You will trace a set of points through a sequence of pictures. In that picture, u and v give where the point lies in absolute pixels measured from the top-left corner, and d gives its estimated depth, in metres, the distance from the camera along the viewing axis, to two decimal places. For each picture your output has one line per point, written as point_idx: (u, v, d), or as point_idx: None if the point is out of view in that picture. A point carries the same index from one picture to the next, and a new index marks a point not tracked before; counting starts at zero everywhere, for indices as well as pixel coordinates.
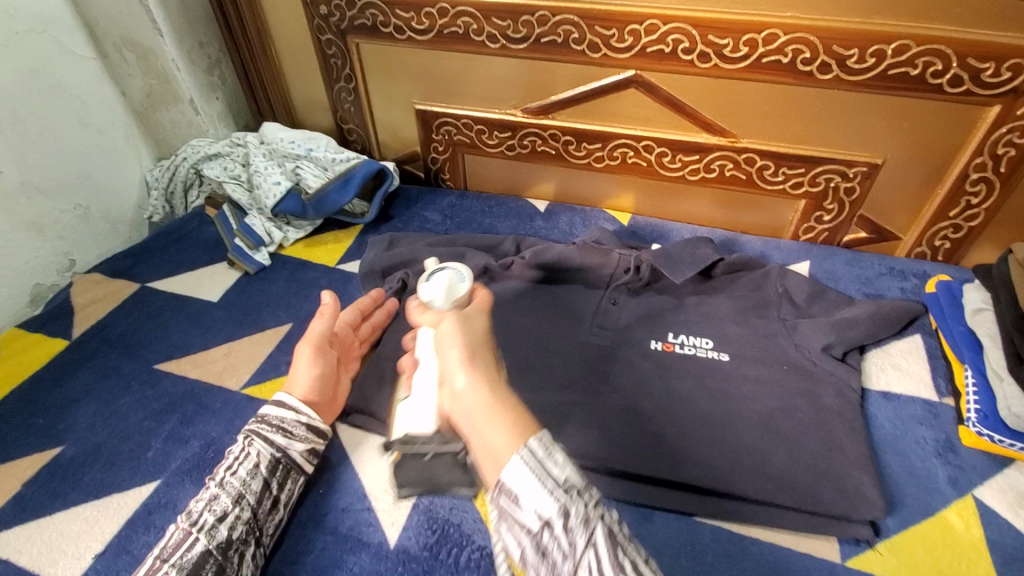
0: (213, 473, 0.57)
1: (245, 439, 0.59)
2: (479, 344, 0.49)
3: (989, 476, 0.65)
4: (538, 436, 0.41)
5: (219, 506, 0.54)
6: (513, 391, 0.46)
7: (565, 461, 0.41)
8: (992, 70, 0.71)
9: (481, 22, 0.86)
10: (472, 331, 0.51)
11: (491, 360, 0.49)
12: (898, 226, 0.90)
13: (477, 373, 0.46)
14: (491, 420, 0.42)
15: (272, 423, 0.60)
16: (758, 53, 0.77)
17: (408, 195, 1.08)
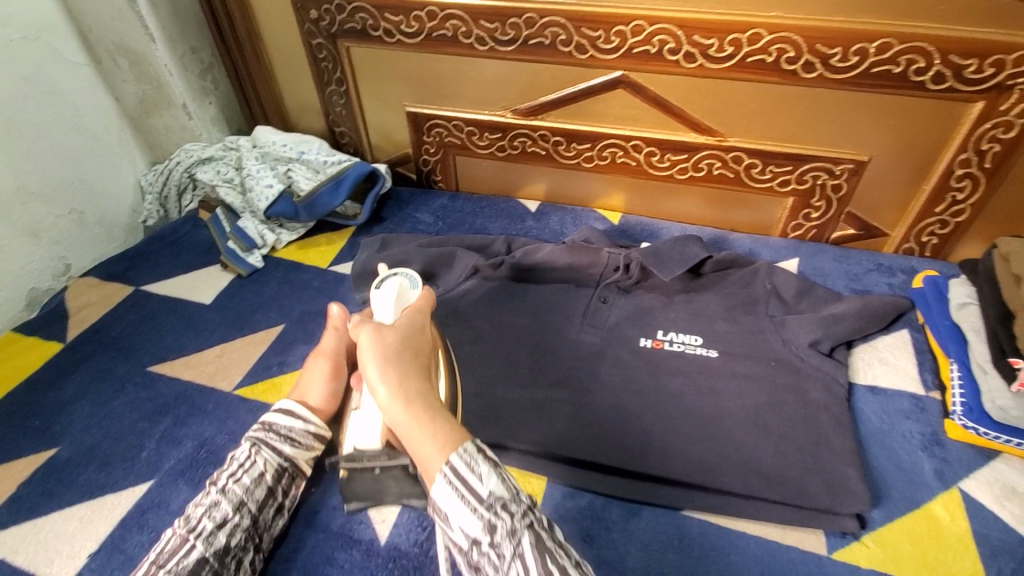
0: (215, 478, 0.56)
1: (251, 446, 0.58)
2: (398, 353, 0.52)
3: (976, 468, 0.65)
4: (463, 453, 0.46)
5: (219, 513, 0.54)
6: (436, 399, 0.50)
7: (489, 475, 0.46)
8: (974, 66, 0.72)
9: (470, 25, 0.87)
10: (388, 339, 0.53)
11: (413, 361, 0.52)
12: (885, 223, 0.91)
13: (396, 388, 0.49)
14: (418, 435, 0.48)
15: (280, 432, 0.60)
16: (743, 52, 0.78)
17: (400, 197, 1.09)
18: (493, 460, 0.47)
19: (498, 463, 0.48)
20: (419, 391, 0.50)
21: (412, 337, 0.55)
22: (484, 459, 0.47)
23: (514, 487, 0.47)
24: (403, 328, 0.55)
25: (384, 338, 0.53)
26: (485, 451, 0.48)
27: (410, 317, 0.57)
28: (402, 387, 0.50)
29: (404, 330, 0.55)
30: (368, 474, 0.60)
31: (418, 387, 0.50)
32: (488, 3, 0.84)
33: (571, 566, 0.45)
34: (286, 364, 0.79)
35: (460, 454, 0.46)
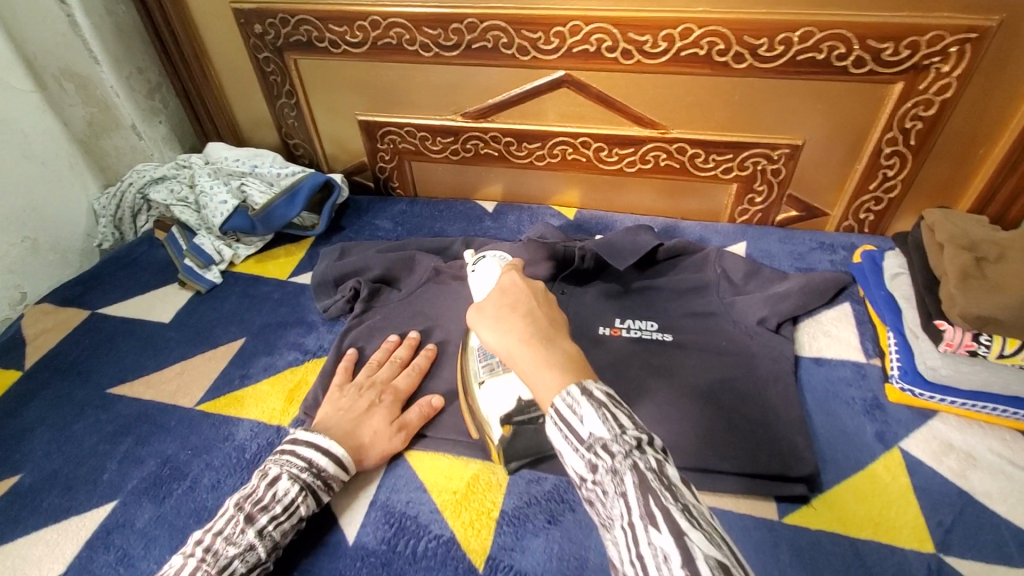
0: (252, 515, 0.56)
1: (300, 491, 0.58)
2: (505, 310, 0.53)
3: (915, 429, 0.68)
4: (571, 390, 0.45)
5: (251, 557, 0.54)
6: (551, 343, 0.49)
7: (592, 416, 0.43)
8: (892, 49, 0.76)
9: (413, 32, 0.89)
10: (496, 302, 0.55)
11: (526, 310, 0.53)
12: (825, 203, 0.95)
13: (511, 334, 0.50)
14: (534, 369, 0.47)
15: (326, 480, 0.61)
16: (676, 47, 0.81)
17: (359, 206, 1.09)
18: (600, 399, 0.44)
19: (608, 400, 0.44)
20: (535, 334, 0.50)
21: (526, 293, 0.56)
22: (587, 399, 0.44)
23: (629, 423, 0.42)
24: (512, 288, 0.56)
25: (492, 302, 0.55)
26: (593, 395, 0.44)
27: (515, 278, 0.58)
28: (519, 332, 0.50)
29: (515, 288, 0.56)
30: (531, 427, 0.64)
31: (535, 330, 0.50)
32: (431, 10, 0.85)
33: (681, 513, 0.38)
34: (248, 377, 0.80)
35: (568, 388, 0.45)
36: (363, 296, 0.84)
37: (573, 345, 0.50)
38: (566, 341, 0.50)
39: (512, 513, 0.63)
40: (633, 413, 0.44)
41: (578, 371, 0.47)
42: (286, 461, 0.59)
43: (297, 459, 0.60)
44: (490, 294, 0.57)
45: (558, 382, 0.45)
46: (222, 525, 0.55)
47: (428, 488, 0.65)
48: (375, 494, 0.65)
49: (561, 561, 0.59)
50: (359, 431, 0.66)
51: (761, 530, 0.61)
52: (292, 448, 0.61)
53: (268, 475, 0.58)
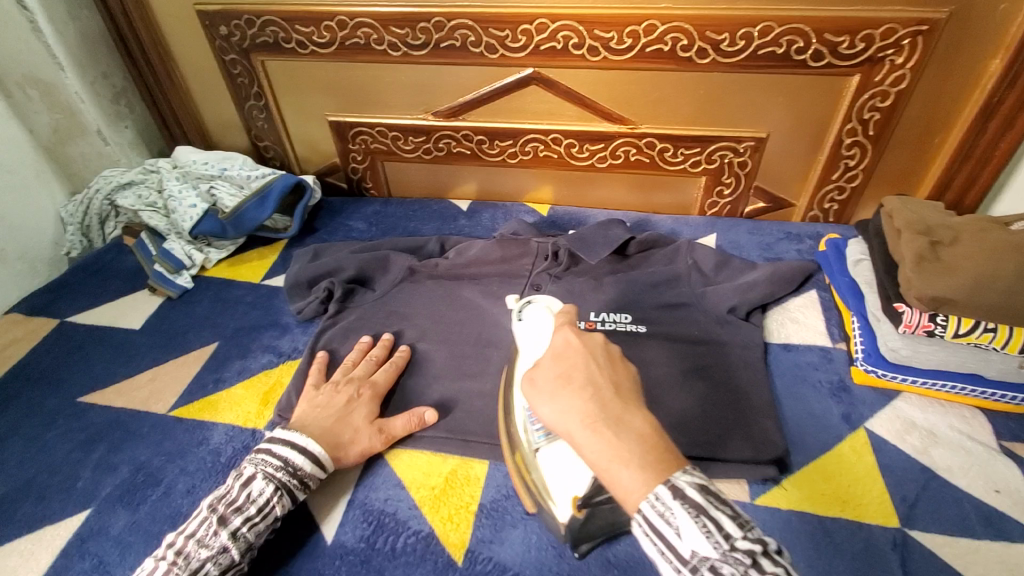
0: (226, 516, 0.56)
1: (274, 491, 0.58)
2: (560, 382, 0.47)
3: (879, 408, 0.70)
4: (659, 492, 0.41)
5: (226, 558, 0.54)
6: (618, 422, 0.44)
7: (691, 531, 0.40)
8: (847, 43, 0.78)
9: (381, 32, 0.89)
10: (549, 372, 0.49)
11: (583, 380, 0.47)
12: (791, 193, 0.97)
13: (571, 415, 0.45)
14: (609, 462, 0.43)
15: (303, 478, 0.60)
16: (641, 43, 0.82)
17: (332, 207, 1.09)
18: (697, 503, 0.40)
19: (707, 503, 0.40)
20: (606, 416, 0.44)
21: (587, 355, 0.49)
22: (683, 508, 0.40)
23: (735, 533, 0.39)
24: (570, 352, 0.50)
25: (548, 370, 0.49)
26: (688, 498, 0.40)
27: (571, 335, 0.52)
28: (584, 413, 0.45)
29: (574, 351, 0.50)
30: (608, 506, 0.56)
31: (600, 410, 0.45)
32: (398, 10, 0.86)
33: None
34: (223, 381, 0.79)
35: (656, 491, 0.41)
36: (337, 297, 0.84)
37: (648, 423, 0.45)
38: (642, 418, 0.45)
39: (491, 506, 0.63)
40: (736, 511, 0.41)
41: (661, 460, 0.42)
42: (260, 461, 0.60)
43: (272, 458, 0.60)
44: (543, 360, 0.51)
45: (638, 483, 0.42)
46: (196, 527, 0.55)
47: (407, 485, 0.66)
48: (354, 493, 0.65)
49: (540, 550, 0.59)
50: (338, 429, 0.65)
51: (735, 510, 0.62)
52: (268, 448, 0.61)
53: (242, 476, 0.58)
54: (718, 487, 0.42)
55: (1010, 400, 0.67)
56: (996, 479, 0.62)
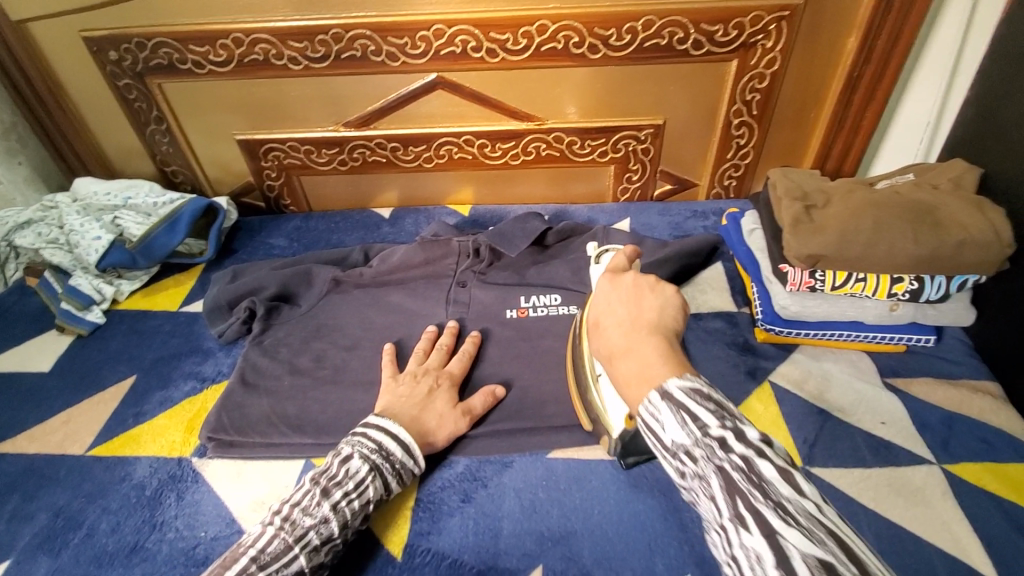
0: (328, 489, 0.57)
1: (370, 470, 0.59)
2: (598, 320, 0.53)
3: (780, 362, 0.76)
4: (652, 396, 0.43)
5: (326, 530, 0.55)
6: (635, 341, 0.47)
7: (671, 422, 0.41)
8: (722, 31, 0.85)
9: (279, 47, 0.89)
10: (595, 312, 0.55)
11: (615, 315, 0.51)
12: (693, 174, 1.04)
13: (605, 349, 0.50)
14: (624, 378, 0.46)
15: (393, 465, 0.61)
16: (536, 43, 0.86)
17: (250, 227, 1.07)
18: (679, 400, 0.41)
19: (687, 399, 0.40)
20: (621, 342, 0.48)
21: (618, 293, 0.54)
22: (665, 403, 0.41)
23: (710, 421, 0.39)
24: (604, 296, 0.55)
25: (592, 318, 0.55)
26: (670, 397, 0.41)
27: (606, 281, 0.56)
28: (609, 343, 0.50)
29: (607, 294, 0.55)
30: None
31: (621, 337, 0.49)
32: (293, 24, 0.86)
33: (776, 517, 0.33)
34: (143, 415, 0.77)
35: (649, 395, 0.43)
36: (259, 314, 0.83)
37: (662, 340, 0.47)
38: (656, 337, 0.47)
39: (427, 499, 0.65)
40: (719, 406, 0.40)
41: (666, 367, 0.44)
42: (357, 441, 0.61)
43: (367, 440, 0.61)
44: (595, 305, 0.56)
45: (641, 392, 0.44)
46: (301, 497, 0.57)
47: None
48: None
49: (477, 535, 0.62)
50: (423, 417, 0.66)
51: (658, 469, 0.67)
52: (364, 431, 0.62)
53: (341, 453, 0.60)
54: (711, 388, 0.41)
55: (888, 340, 0.75)
56: (881, 412, 0.69)
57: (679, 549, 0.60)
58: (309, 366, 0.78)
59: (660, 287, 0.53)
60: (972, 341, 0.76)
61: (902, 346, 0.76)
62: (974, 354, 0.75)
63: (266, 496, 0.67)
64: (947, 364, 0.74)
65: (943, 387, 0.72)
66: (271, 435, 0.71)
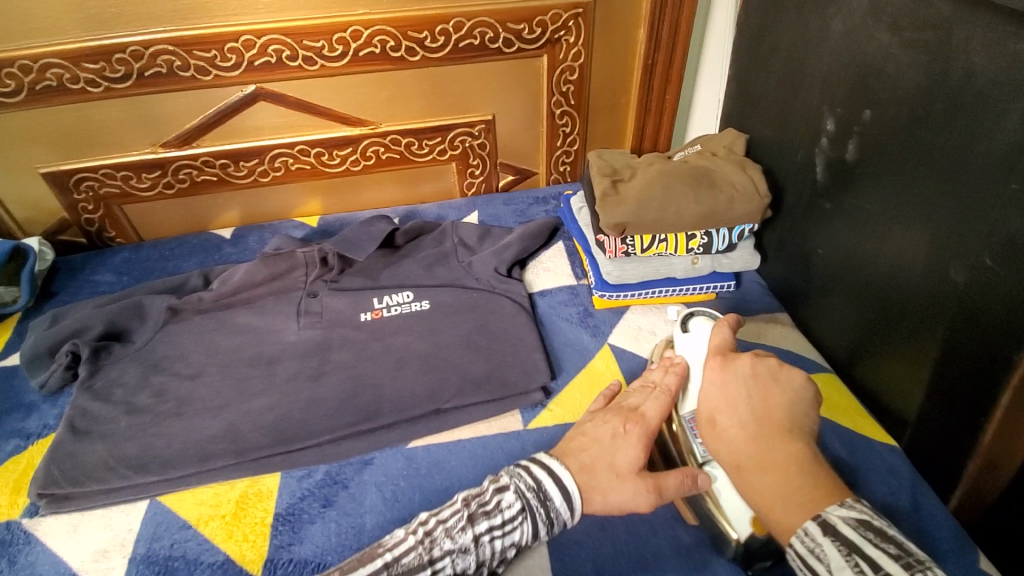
0: (475, 516, 0.53)
1: (518, 512, 0.54)
2: (726, 413, 0.54)
3: (615, 324, 0.84)
4: (811, 528, 0.45)
5: (462, 563, 0.51)
6: (778, 452, 0.49)
7: (841, 563, 0.42)
8: (527, 29, 0.91)
9: (71, 69, 0.82)
10: (721, 406, 0.55)
11: (744, 417, 0.53)
12: (531, 163, 1.10)
13: (732, 451, 0.52)
14: (765, 497, 0.48)
15: (549, 512, 0.54)
16: (352, 48, 0.87)
17: (71, 266, 0.98)
18: (851, 540, 0.43)
19: (861, 539, 0.43)
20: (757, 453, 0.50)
21: (732, 384, 0.56)
22: (832, 539, 0.43)
23: (898, 568, 0.41)
24: (717, 381, 0.57)
25: (708, 412, 0.55)
26: (840, 535, 0.43)
27: (717, 368, 0.58)
28: (739, 448, 0.51)
29: (720, 382, 0.56)
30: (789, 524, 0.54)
31: (757, 445, 0.50)
32: (82, 42, 0.80)
33: None
34: None
35: (807, 527, 0.45)
36: (84, 357, 0.77)
37: (800, 447, 0.50)
38: (794, 446, 0.50)
39: (287, 512, 0.65)
40: (901, 550, 0.42)
41: (820, 490, 0.47)
42: (517, 472, 0.56)
43: (528, 475, 0.56)
44: (710, 393, 0.56)
45: (792, 517, 0.46)
46: (449, 517, 0.54)
47: (193, 520, 0.64)
48: (134, 549, 0.62)
49: (340, 535, 0.62)
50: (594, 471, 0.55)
51: (513, 439, 0.71)
52: (530, 468, 0.56)
53: (499, 482, 0.56)
54: (880, 525, 0.44)
55: (699, 291, 0.86)
56: None
57: None
58: (150, 402, 0.74)
59: (786, 373, 0.56)
60: (765, 281, 0.89)
61: (711, 294, 0.87)
62: (767, 292, 0.88)
63: (109, 543, 0.63)
64: (748, 303, 0.86)
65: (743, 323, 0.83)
66: (109, 480, 0.66)
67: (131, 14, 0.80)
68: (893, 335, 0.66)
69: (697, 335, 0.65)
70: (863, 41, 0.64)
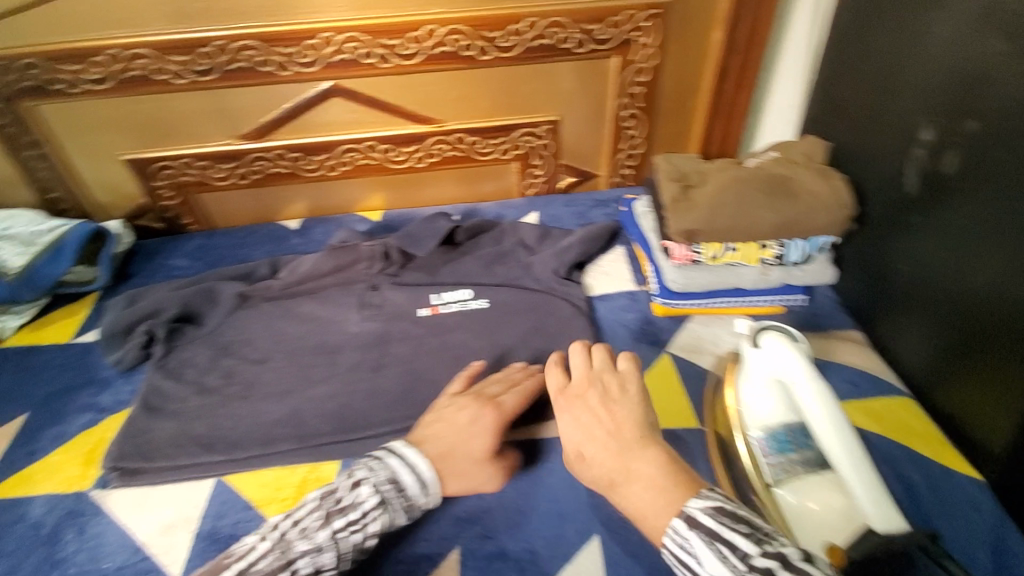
0: (331, 514, 0.53)
1: (375, 502, 0.54)
2: (590, 439, 0.57)
3: (676, 333, 0.81)
4: (676, 523, 0.48)
5: (319, 560, 0.51)
6: (642, 459, 0.53)
7: (707, 553, 0.45)
8: (601, 29, 0.90)
9: (161, 62, 0.86)
10: (583, 435, 0.58)
11: (603, 436, 0.57)
12: (593, 165, 1.09)
13: (602, 468, 0.55)
14: (640, 506, 0.51)
15: (408, 500, 0.57)
16: (426, 46, 0.89)
17: (148, 249, 1.03)
18: (711, 528, 0.46)
19: (718, 524, 0.46)
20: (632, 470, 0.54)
21: (583, 414, 0.60)
22: (695, 531, 0.46)
23: (751, 547, 0.44)
24: (572, 416, 0.60)
25: (572, 446, 0.59)
26: (700, 525, 0.46)
27: (566, 405, 0.62)
28: (603, 467, 0.55)
29: (573, 418, 0.60)
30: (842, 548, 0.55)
31: (614, 457, 0.55)
32: (173, 37, 0.84)
33: None
34: (35, 453, 0.73)
35: (673, 523, 0.48)
36: (160, 337, 0.81)
37: (656, 450, 0.54)
38: (649, 447, 0.54)
39: None
40: (751, 527, 0.45)
41: (681, 488, 0.50)
42: (375, 463, 0.57)
43: (386, 466, 0.57)
44: (569, 431, 0.60)
45: (661, 518, 0.49)
46: (306, 515, 0.54)
47: (255, 501, 0.66)
48: (199, 525, 0.64)
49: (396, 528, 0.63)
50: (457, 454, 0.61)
51: None
52: (391, 458, 0.58)
53: (354, 476, 0.56)
54: (732, 506, 0.48)
55: (765, 303, 0.82)
56: None
57: (591, 514, 0.63)
58: (219, 384, 0.77)
59: (622, 383, 0.62)
60: (838, 296, 0.85)
61: (780, 306, 0.83)
62: (840, 307, 0.84)
63: (175, 518, 0.65)
64: (821, 318, 0.82)
65: (815, 338, 0.79)
66: (178, 457, 0.69)
67: (218, 10, 0.83)
68: (974, 357, 0.63)
69: (766, 353, 0.63)
70: (968, 46, 0.60)
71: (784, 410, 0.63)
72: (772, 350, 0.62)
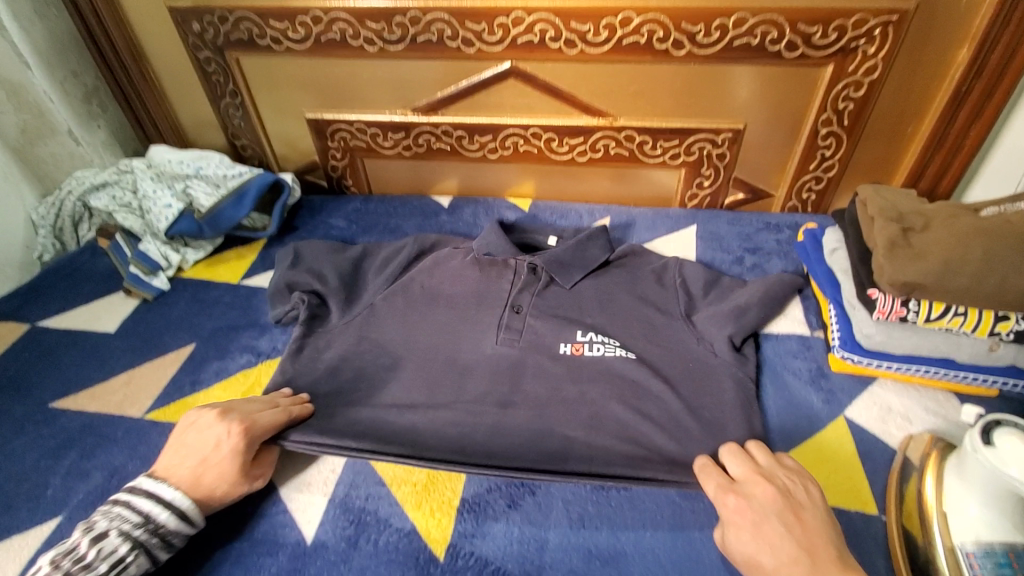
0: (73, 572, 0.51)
1: (110, 549, 0.53)
2: (767, 544, 0.50)
3: (857, 396, 0.70)
4: None
5: None
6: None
7: None
8: (821, 32, 0.79)
9: (356, 27, 0.88)
10: (751, 533, 0.51)
11: (787, 546, 0.49)
12: (769, 184, 0.98)
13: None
14: None
15: (163, 537, 0.56)
16: (618, 36, 0.83)
17: (312, 205, 1.08)
18: None
19: None
20: (789, 549, 0.49)
21: (761, 519, 0.52)
22: None
23: None
24: (749, 524, 0.52)
25: (741, 549, 0.51)
26: None
27: (733, 497, 0.54)
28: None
29: (745, 522, 0.52)
30: None
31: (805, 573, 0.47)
32: (372, 4, 0.85)
33: None
34: (199, 383, 0.78)
35: None
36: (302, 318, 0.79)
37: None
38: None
39: (473, 500, 0.64)
40: None
41: None
42: (117, 515, 0.56)
43: (131, 512, 0.56)
44: (738, 531, 0.52)
45: None
46: None
47: (387, 479, 0.67)
48: (333, 491, 0.66)
49: (522, 544, 0.60)
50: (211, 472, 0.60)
51: None
52: (128, 501, 0.57)
53: (92, 531, 0.54)
54: None
55: (981, 383, 0.69)
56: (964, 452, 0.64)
57: None
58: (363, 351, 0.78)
59: (800, 486, 0.55)
60: None
61: (994, 390, 0.69)
62: None
63: (313, 478, 0.67)
64: None
65: None
66: None
67: None
68: None
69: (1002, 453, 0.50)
70: None
71: (1009, 525, 0.50)
72: (1012, 451, 0.50)
